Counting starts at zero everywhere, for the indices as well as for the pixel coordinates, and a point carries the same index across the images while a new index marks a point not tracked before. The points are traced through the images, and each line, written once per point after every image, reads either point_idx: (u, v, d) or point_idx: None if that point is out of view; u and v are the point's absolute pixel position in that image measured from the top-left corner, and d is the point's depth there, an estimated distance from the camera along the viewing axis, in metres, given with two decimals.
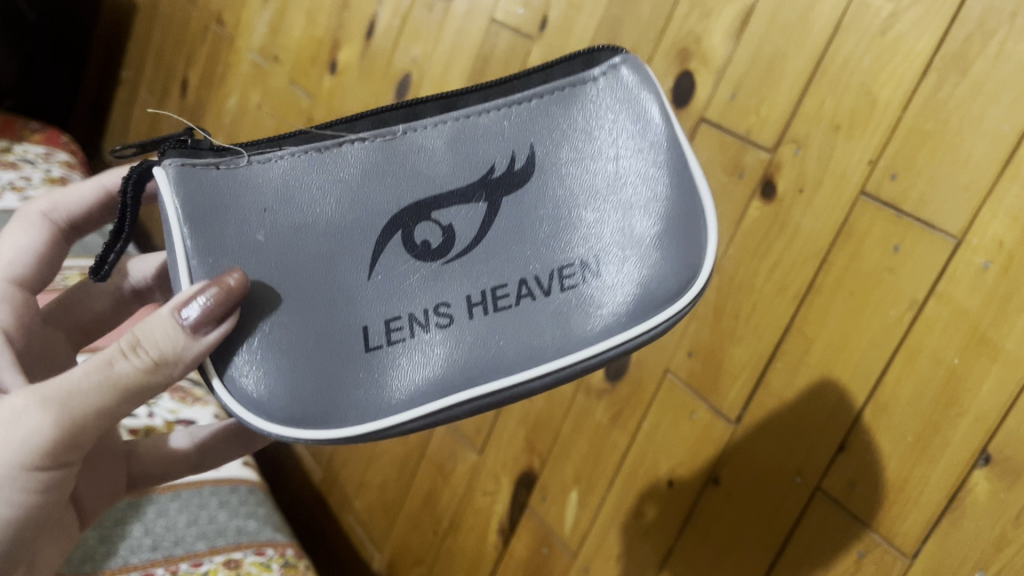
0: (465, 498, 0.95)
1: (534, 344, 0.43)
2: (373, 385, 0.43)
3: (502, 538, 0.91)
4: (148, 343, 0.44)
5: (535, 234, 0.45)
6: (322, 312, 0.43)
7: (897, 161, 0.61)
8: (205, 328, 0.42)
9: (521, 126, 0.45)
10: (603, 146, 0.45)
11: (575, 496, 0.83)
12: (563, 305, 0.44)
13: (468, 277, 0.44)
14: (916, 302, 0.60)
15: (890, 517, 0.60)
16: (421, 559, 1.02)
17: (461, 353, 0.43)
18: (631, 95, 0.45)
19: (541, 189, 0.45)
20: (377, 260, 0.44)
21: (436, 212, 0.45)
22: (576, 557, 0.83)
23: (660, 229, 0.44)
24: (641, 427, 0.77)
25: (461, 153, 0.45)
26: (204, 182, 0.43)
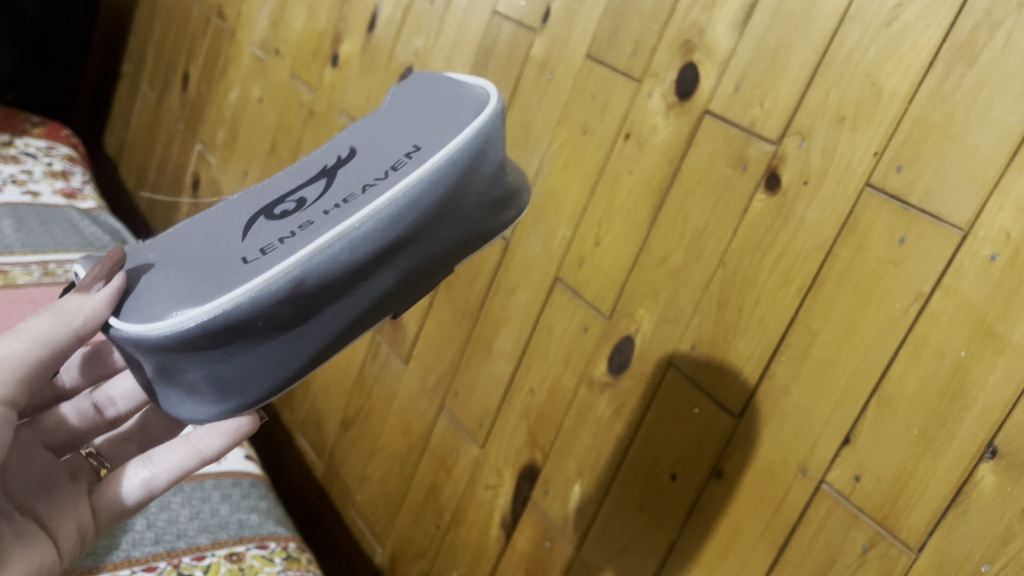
0: (468, 491, 0.95)
1: (376, 199, 0.51)
2: (250, 276, 0.49)
3: (503, 531, 0.91)
4: (55, 307, 0.53)
5: (372, 158, 0.56)
6: (207, 262, 0.52)
7: (903, 153, 0.61)
8: (95, 281, 0.52)
9: (344, 140, 0.61)
10: (402, 113, 0.60)
11: (578, 490, 0.83)
12: (395, 179, 0.52)
13: (324, 201, 0.53)
14: (922, 295, 0.59)
15: (896, 511, 0.60)
16: (423, 553, 1.01)
17: (318, 231, 0.50)
18: (417, 85, 0.63)
19: (367, 150, 0.57)
20: (249, 228, 0.54)
21: (296, 193, 0.56)
22: (578, 551, 0.82)
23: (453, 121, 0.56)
24: (644, 420, 0.77)
25: (299, 171, 0.59)
26: (111, 255, 0.56)
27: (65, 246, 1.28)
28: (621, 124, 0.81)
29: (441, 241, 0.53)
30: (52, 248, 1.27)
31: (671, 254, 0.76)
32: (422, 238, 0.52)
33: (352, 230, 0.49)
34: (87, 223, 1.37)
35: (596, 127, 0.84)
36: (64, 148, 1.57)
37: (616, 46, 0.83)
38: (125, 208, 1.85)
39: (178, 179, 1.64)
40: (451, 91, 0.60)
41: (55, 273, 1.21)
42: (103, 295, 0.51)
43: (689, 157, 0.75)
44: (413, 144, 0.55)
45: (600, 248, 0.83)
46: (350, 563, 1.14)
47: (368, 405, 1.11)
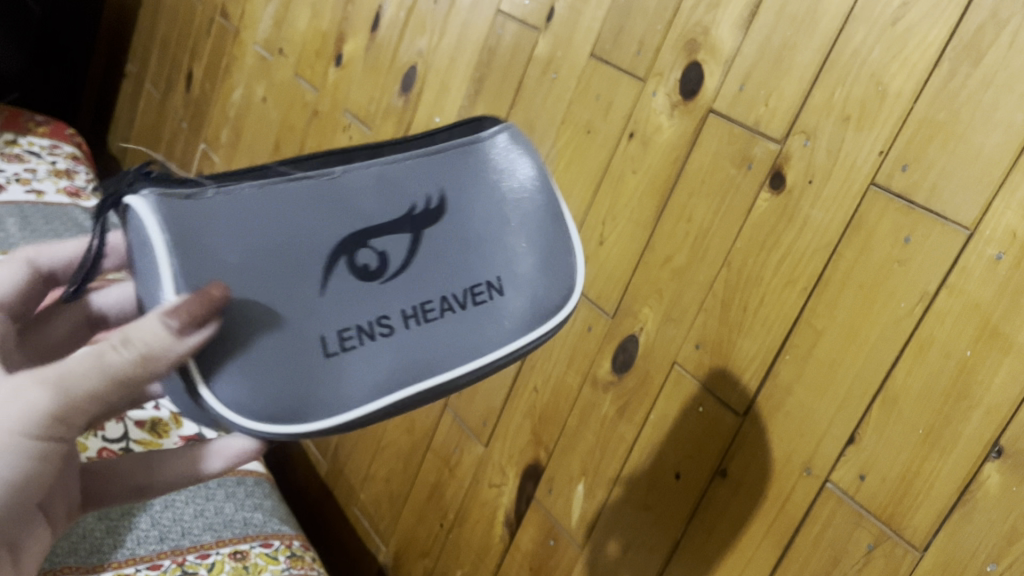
0: (472, 490, 0.95)
1: (465, 337, 0.51)
2: (338, 384, 0.46)
3: (507, 530, 0.91)
4: (133, 337, 0.41)
5: (456, 255, 0.52)
6: (281, 317, 0.46)
7: (908, 152, 0.61)
8: (183, 320, 0.41)
9: (430, 174, 0.53)
10: (491, 178, 0.55)
11: (582, 489, 0.83)
12: (474, 317, 0.51)
13: (402, 287, 0.49)
14: (927, 294, 0.59)
15: (901, 511, 0.60)
16: (427, 552, 1.01)
17: (394, 349, 0.48)
18: (506, 154, 0.56)
19: (455, 216, 0.53)
20: (325, 279, 0.47)
21: (373, 239, 0.49)
22: (582, 550, 0.82)
23: (544, 260, 0.55)
24: (648, 419, 0.77)
25: (387, 191, 0.51)
26: (180, 212, 0.45)
27: None
28: (625, 124, 0.81)
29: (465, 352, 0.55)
30: None
31: (676, 253, 0.76)
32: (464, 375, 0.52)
33: (428, 381, 0.49)
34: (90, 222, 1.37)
35: (600, 126, 0.84)
36: (67, 146, 1.57)
37: (621, 45, 0.83)
38: None
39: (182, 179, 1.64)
40: (540, 191, 0.56)
41: None
42: (194, 341, 0.42)
43: (694, 157, 0.75)
44: (497, 267, 0.53)
45: (604, 247, 0.83)
46: (354, 562, 1.14)
47: None
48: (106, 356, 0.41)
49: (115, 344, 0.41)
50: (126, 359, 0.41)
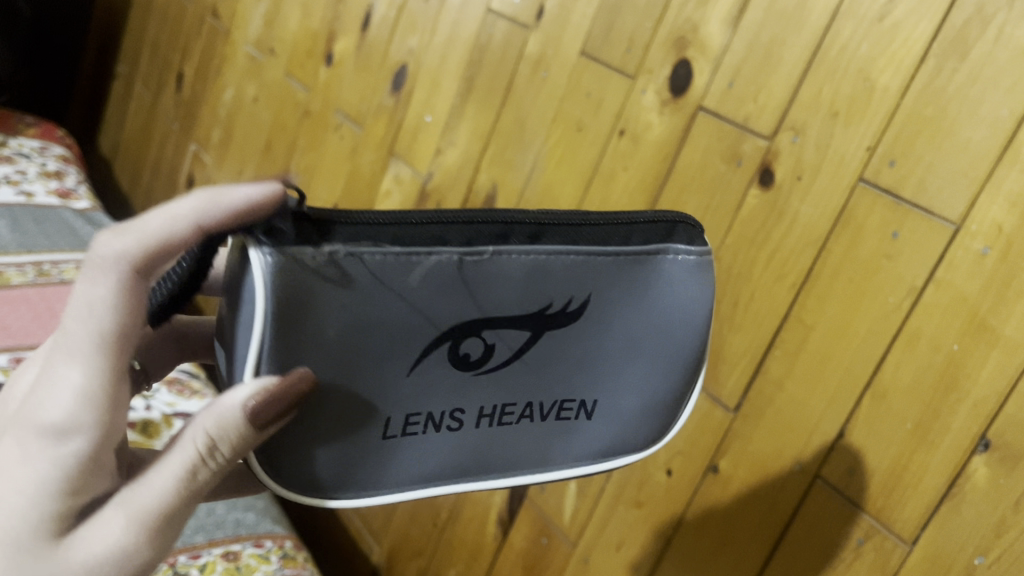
0: (465, 489, 0.95)
1: (521, 459, 0.48)
2: (390, 468, 0.44)
3: (500, 529, 0.91)
4: (225, 444, 0.39)
5: (553, 372, 0.47)
6: (359, 403, 0.42)
7: (896, 147, 0.61)
8: (269, 423, 0.38)
9: (589, 277, 0.45)
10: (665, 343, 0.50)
11: (574, 486, 0.83)
12: (548, 432, 0.49)
13: (492, 388, 0.45)
14: (915, 289, 0.59)
15: (890, 505, 0.60)
16: (420, 551, 1.01)
17: (468, 455, 0.47)
18: (689, 292, 0.49)
19: (581, 337, 0.47)
20: (419, 362, 0.42)
21: (487, 332, 0.43)
22: (575, 548, 0.82)
23: (649, 397, 0.51)
24: None
25: (537, 289, 0.43)
26: (289, 286, 0.37)
27: (60, 246, 1.28)
28: (615, 121, 0.82)
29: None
30: (47, 248, 1.27)
31: None
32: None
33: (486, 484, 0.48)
34: (82, 223, 1.37)
35: (591, 124, 0.84)
36: (58, 147, 1.57)
37: (610, 43, 0.83)
38: (121, 207, 1.85)
39: (174, 178, 1.64)
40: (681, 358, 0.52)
41: (50, 272, 1.21)
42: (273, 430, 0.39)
43: (684, 154, 0.75)
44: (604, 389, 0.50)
45: None
46: (347, 562, 1.14)
47: None
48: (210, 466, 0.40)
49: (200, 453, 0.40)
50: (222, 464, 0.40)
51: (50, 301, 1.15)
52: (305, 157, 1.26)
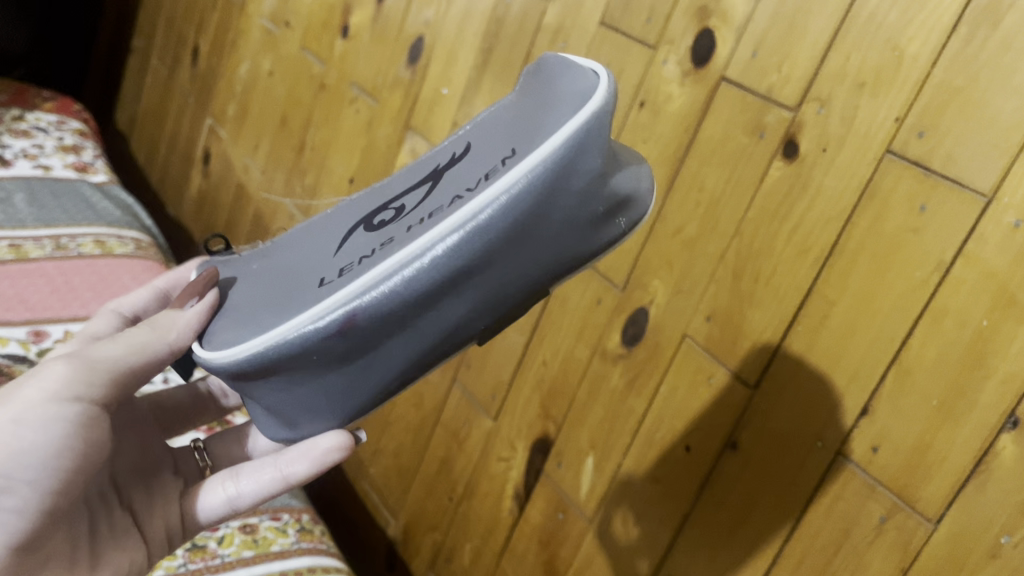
0: (481, 463, 0.95)
1: (448, 214, 0.46)
2: (324, 297, 0.48)
3: (517, 504, 0.90)
4: (155, 318, 0.55)
5: (466, 172, 0.50)
6: (294, 280, 0.53)
7: (926, 118, 0.60)
8: (193, 293, 0.56)
9: (459, 139, 0.57)
10: (537, 101, 0.51)
11: (591, 462, 0.82)
12: (478, 187, 0.47)
13: (415, 212, 0.50)
14: (943, 263, 0.58)
15: (914, 482, 0.59)
16: (436, 526, 1.01)
17: (391, 252, 0.47)
18: (534, 76, 0.54)
19: (471, 152, 0.52)
20: (344, 242, 0.53)
21: (393, 203, 0.54)
22: (591, 523, 0.82)
23: (558, 110, 0.48)
24: (659, 391, 0.76)
25: (416, 175, 0.56)
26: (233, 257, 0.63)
27: (78, 220, 1.29)
28: (635, 92, 0.80)
29: (531, 258, 0.47)
30: (65, 222, 1.27)
31: (687, 224, 0.75)
32: (496, 266, 0.46)
33: (417, 248, 0.45)
34: (98, 197, 1.37)
35: (610, 96, 0.82)
36: (74, 122, 1.57)
37: (630, 13, 0.81)
38: (137, 182, 1.85)
39: (189, 153, 1.64)
40: (564, 79, 0.51)
41: (67, 246, 1.21)
42: (196, 310, 0.54)
43: (705, 126, 0.74)
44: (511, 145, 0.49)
45: None
46: (364, 535, 1.14)
47: None
48: (133, 333, 0.54)
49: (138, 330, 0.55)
50: (141, 332, 0.54)
51: (68, 276, 1.15)
52: (320, 131, 1.25)
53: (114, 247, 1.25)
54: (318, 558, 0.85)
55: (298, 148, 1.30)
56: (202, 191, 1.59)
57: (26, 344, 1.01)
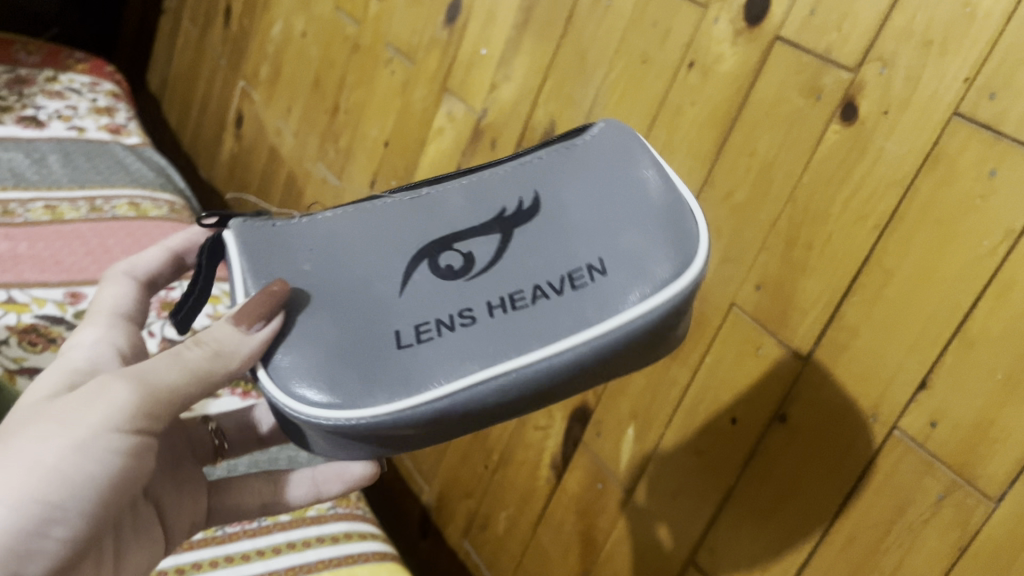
0: (517, 432, 0.93)
1: (550, 329, 0.47)
2: (407, 376, 0.46)
3: (554, 473, 0.89)
4: (211, 337, 0.48)
5: (546, 251, 0.49)
6: (360, 317, 0.48)
7: (998, 78, 0.57)
8: (253, 319, 0.46)
9: (531, 174, 0.53)
10: (619, 185, 0.51)
11: (632, 432, 0.80)
12: (576, 299, 0.48)
13: (492, 282, 0.49)
14: (1013, 232, 0.56)
15: (975, 459, 0.57)
16: (470, 493, 1.01)
17: (487, 345, 0.47)
18: (621, 146, 0.53)
19: (550, 219, 0.51)
20: (406, 281, 0.49)
21: (458, 242, 0.50)
22: (632, 494, 0.80)
23: (657, 227, 0.49)
24: (704, 361, 0.74)
25: (480, 198, 0.52)
26: (260, 232, 0.51)
27: (112, 182, 1.28)
28: (684, 52, 0.77)
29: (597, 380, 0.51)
30: (99, 184, 1.27)
31: (737, 189, 0.72)
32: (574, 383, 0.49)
33: (521, 363, 0.46)
34: (132, 159, 1.36)
35: (657, 56, 0.80)
36: (107, 84, 1.56)
37: None
38: (169, 145, 1.85)
39: (222, 115, 1.62)
40: (664, 184, 0.51)
41: (102, 208, 1.21)
42: (263, 336, 0.47)
43: (759, 87, 0.71)
44: (602, 246, 0.49)
45: None
46: (398, 500, 1.14)
47: None
48: (189, 354, 0.48)
49: (191, 346, 0.49)
50: (202, 356, 0.48)
51: (103, 238, 1.15)
52: (354, 93, 1.23)
53: (148, 209, 1.25)
54: (355, 523, 0.86)
55: (332, 110, 1.28)
56: (234, 154, 1.58)
57: (63, 305, 1.01)
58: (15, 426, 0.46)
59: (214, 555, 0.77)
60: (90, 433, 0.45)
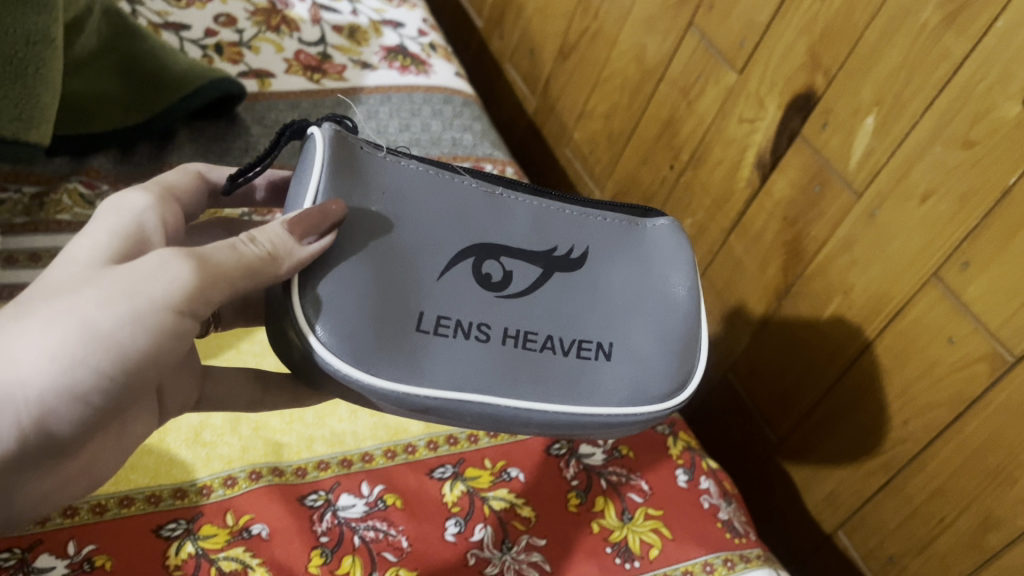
0: (717, 123, 0.80)
1: (541, 389, 0.44)
2: (407, 364, 0.42)
3: (759, 175, 0.76)
4: (263, 235, 0.39)
5: (570, 303, 0.47)
6: (395, 284, 0.43)
7: None
8: (303, 231, 0.40)
9: (588, 228, 0.49)
10: (655, 292, 0.49)
11: (872, 122, 0.64)
12: (577, 369, 0.45)
13: (515, 309, 0.45)
14: None
15: None
16: (650, 197, 0.92)
17: (481, 370, 0.43)
18: (675, 253, 0.51)
19: (587, 277, 0.48)
20: (448, 266, 0.44)
21: (506, 256, 0.46)
22: (860, 199, 0.66)
23: (667, 349, 0.48)
24: (994, 26, 0.54)
25: (541, 227, 0.48)
26: (351, 148, 0.44)
27: None
28: None
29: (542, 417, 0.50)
30: None
31: None
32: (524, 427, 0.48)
33: (502, 402, 0.43)
34: None
35: None
36: None
37: None
38: None
39: None
40: (689, 313, 0.49)
41: None
42: (313, 251, 0.40)
43: None
44: (617, 331, 0.47)
45: None
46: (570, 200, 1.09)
47: (592, 28, 0.97)
48: (241, 249, 0.38)
49: (241, 239, 0.39)
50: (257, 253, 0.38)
51: None
52: None
53: None
54: None
55: None
56: None
57: None
58: (66, 277, 0.36)
59: None
60: (146, 312, 0.35)
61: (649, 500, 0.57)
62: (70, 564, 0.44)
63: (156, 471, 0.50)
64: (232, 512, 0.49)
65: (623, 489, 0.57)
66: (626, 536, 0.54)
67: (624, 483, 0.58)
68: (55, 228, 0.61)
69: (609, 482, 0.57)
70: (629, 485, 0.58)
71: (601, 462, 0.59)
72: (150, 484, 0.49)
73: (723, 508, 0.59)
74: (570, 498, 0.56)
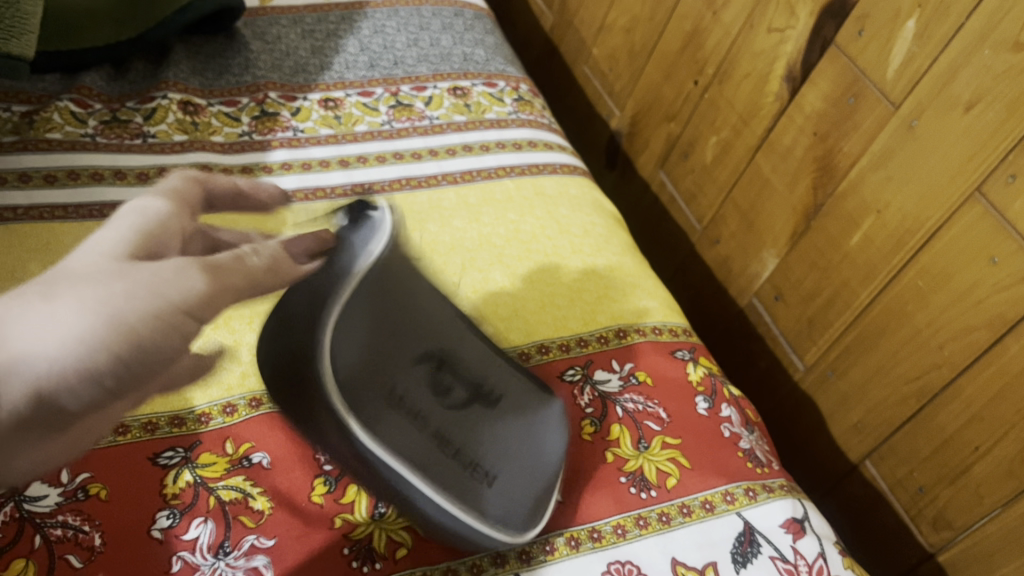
0: (745, 34, 0.75)
1: (433, 476, 0.43)
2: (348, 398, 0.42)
3: (789, 88, 0.71)
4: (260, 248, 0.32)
5: (484, 440, 0.47)
6: (398, 328, 0.47)
7: None
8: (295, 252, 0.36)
9: (513, 396, 0.50)
10: (544, 447, 0.49)
11: (912, 26, 0.59)
12: (463, 476, 0.45)
13: (441, 418, 0.46)
14: None
15: None
16: (673, 116, 0.88)
17: (394, 437, 0.43)
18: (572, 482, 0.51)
19: (501, 425, 0.48)
20: (418, 374, 0.47)
21: (454, 384, 0.48)
22: (898, 110, 0.61)
23: (537, 488, 0.47)
24: None
25: (481, 366, 0.50)
26: (411, 280, 0.49)
27: None
28: None
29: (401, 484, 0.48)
30: None
31: None
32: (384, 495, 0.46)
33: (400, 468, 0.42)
34: None
35: None
36: None
37: None
38: None
39: None
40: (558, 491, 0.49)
41: None
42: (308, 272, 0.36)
43: None
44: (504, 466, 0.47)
45: None
46: (591, 120, 1.05)
47: None
48: (246, 259, 0.30)
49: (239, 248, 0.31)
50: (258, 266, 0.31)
51: None
52: None
53: None
54: (539, 132, 0.75)
55: None
56: None
57: None
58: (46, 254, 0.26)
59: (381, 150, 0.67)
60: (162, 312, 0.26)
61: (667, 428, 0.54)
62: (64, 492, 0.43)
63: (154, 398, 0.48)
64: (232, 439, 0.47)
65: (640, 417, 0.54)
66: (642, 465, 0.52)
67: (641, 410, 0.55)
68: (45, 147, 0.58)
69: (625, 409, 0.55)
70: (646, 412, 0.55)
71: (618, 389, 0.56)
72: (147, 412, 0.47)
73: (744, 437, 0.56)
74: (585, 426, 0.53)
